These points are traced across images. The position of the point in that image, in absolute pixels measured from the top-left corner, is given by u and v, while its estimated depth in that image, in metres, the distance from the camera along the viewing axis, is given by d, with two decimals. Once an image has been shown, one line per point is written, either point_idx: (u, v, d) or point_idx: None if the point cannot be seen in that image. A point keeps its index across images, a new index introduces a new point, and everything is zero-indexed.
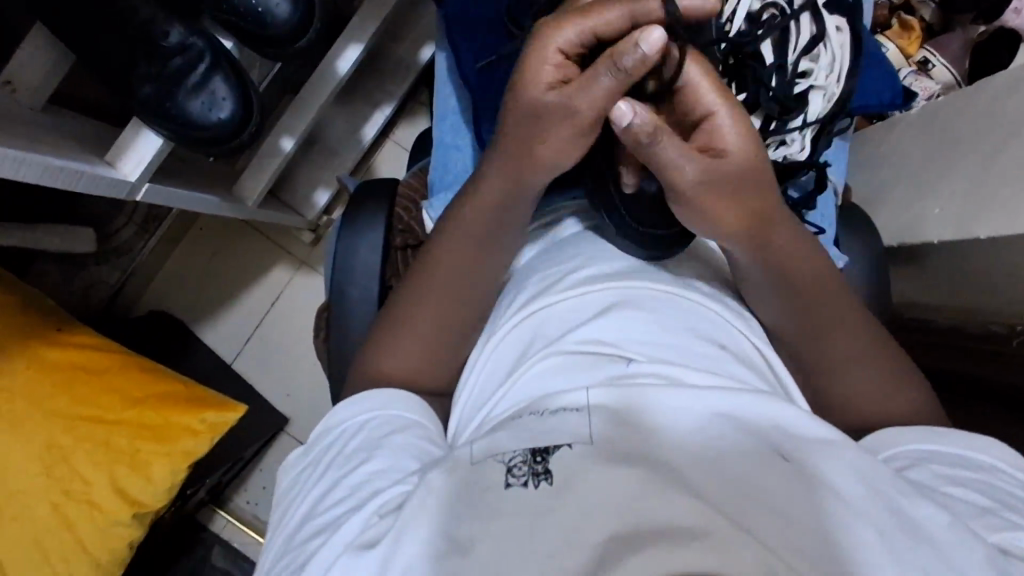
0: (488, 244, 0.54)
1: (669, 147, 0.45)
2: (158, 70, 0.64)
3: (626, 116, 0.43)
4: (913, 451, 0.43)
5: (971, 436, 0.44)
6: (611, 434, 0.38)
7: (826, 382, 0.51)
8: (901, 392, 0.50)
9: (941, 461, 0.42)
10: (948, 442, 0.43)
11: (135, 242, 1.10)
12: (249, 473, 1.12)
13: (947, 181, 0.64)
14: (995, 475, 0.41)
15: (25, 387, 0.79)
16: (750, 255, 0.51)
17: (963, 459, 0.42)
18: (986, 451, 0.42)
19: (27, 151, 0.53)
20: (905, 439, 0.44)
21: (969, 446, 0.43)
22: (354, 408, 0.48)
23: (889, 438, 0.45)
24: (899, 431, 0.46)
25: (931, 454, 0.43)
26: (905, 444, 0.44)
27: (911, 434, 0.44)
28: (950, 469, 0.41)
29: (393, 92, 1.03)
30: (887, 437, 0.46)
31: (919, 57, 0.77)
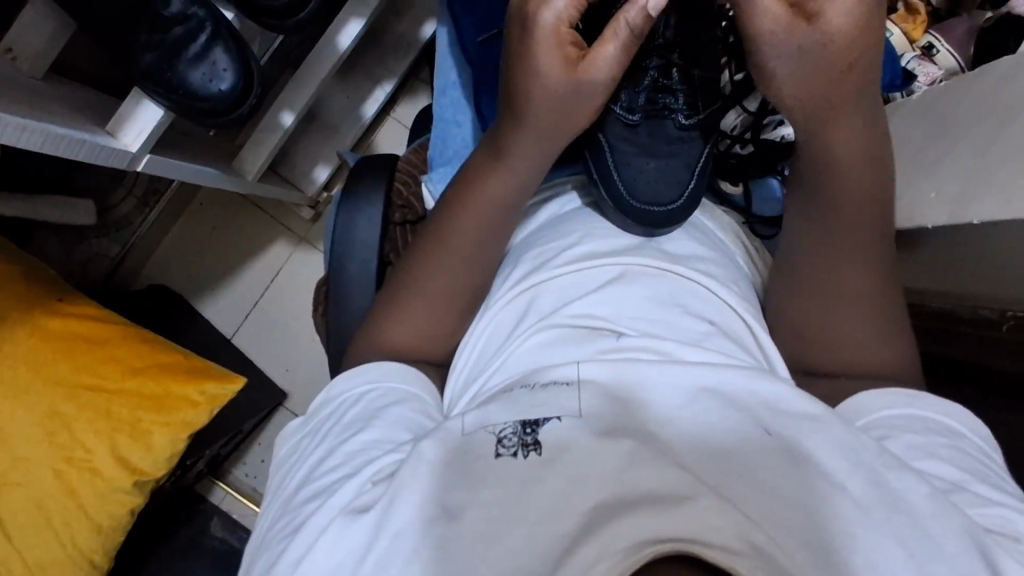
0: (503, 216, 0.54)
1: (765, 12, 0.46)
2: (161, 37, 0.64)
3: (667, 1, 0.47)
4: (888, 417, 0.44)
5: (943, 401, 0.45)
6: (600, 409, 0.39)
7: (829, 341, 0.51)
8: (897, 338, 0.50)
9: (916, 429, 0.42)
10: (919, 407, 0.44)
11: (135, 215, 1.11)
12: (248, 447, 1.14)
13: (944, 167, 0.64)
14: (966, 443, 0.42)
15: (28, 354, 0.80)
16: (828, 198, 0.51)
17: (938, 425, 0.43)
18: (952, 417, 0.44)
19: (29, 118, 0.53)
20: (880, 404, 0.45)
21: (939, 411, 0.44)
22: (353, 378, 0.49)
23: (863, 404, 0.46)
24: (879, 394, 0.46)
25: (903, 421, 0.43)
26: (878, 413, 0.44)
27: (886, 401, 0.45)
28: (923, 438, 0.42)
29: (395, 68, 1.02)
30: (862, 404, 0.46)
31: (924, 42, 0.77)
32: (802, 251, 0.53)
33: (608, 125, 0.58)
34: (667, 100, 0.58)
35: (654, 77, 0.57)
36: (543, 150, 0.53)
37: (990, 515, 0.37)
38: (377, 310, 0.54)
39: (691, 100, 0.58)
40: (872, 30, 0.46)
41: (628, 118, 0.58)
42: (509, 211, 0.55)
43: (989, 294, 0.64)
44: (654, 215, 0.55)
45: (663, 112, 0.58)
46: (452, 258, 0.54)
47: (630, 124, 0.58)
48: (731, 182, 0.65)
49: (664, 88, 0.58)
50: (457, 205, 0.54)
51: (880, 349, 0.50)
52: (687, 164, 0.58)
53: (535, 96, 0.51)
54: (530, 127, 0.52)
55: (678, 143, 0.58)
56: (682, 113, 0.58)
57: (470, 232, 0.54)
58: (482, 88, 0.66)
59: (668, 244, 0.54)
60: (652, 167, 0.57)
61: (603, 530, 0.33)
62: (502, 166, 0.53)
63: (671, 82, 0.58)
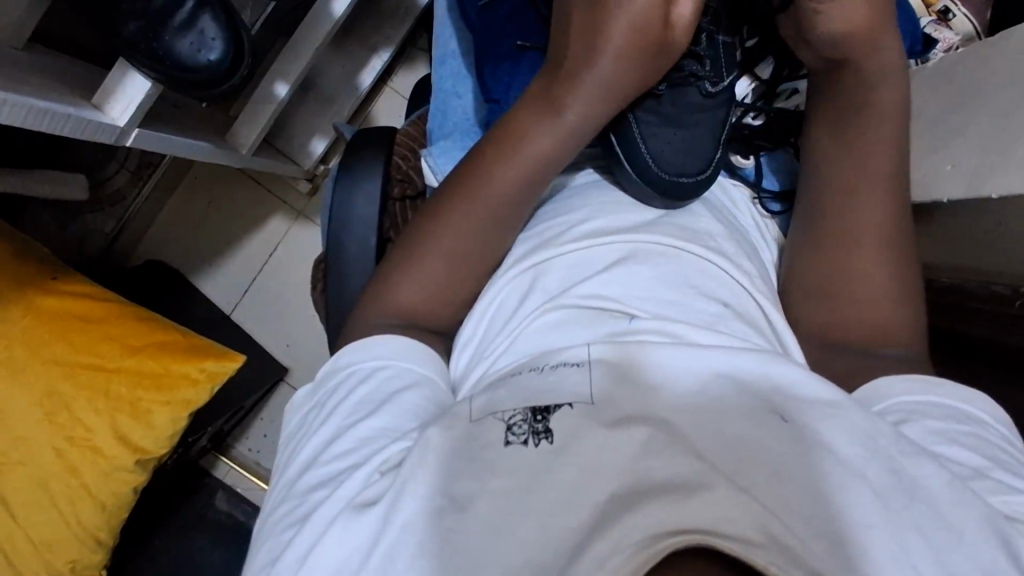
0: (536, 180, 0.53)
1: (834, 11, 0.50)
2: (143, 5, 0.61)
3: None
4: (907, 402, 0.43)
5: (965, 390, 0.43)
6: (612, 391, 0.38)
7: (851, 311, 0.50)
8: (912, 307, 0.50)
9: (936, 414, 0.41)
10: (941, 395, 0.43)
11: (127, 190, 1.09)
12: (250, 421, 1.14)
13: (962, 136, 0.62)
14: (987, 430, 0.41)
15: (24, 333, 0.79)
16: (866, 158, 0.52)
17: (959, 412, 0.42)
18: (972, 403, 0.42)
19: (11, 92, 0.51)
20: (900, 390, 0.43)
21: (959, 398, 0.43)
22: (364, 352, 0.47)
23: (883, 388, 0.44)
24: (898, 380, 0.44)
25: (923, 407, 0.42)
26: (898, 397, 0.43)
27: (908, 385, 0.44)
28: (943, 424, 0.40)
29: (392, 36, 0.99)
30: (879, 388, 0.44)
31: (940, 6, 0.73)
32: (832, 224, 0.52)
33: (637, 100, 0.56)
34: (693, 67, 0.56)
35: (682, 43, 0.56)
36: (585, 111, 0.52)
37: (1011, 502, 0.35)
38: (383, 275, 0.52)
39: (717, 67, 0.57)
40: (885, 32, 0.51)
41: (654, 88, 0.56)
42: (542, 172, 0.53)
43: (1004, 269, 0.64)
44: (679, 186, 0.53)
45: (689, 80, 0.56)
46: (474, 212, 0.51)
47: (657, 94, 0.56)
48: (742, 156, 0.62)
49: (691, 54, 0.56)
50: (483, 152, 0.52)
51: (901, 322, 0.49)
52: (710, 132, 0.57)
53: (602, 46, 0.50)
54: (588, 74, 0.51)
55: (703, 111, 0.57)
56: (708, 79, 0.57)
57: (494, 198, 0.51)
58: (483, 57, 0.63)
59: (682, 220, 0.52)
60: (678, 138, 0.55)
61: (619, 521, 0.33)
62: (533, 114, 0.52)
63: (699, 48, 0.56)
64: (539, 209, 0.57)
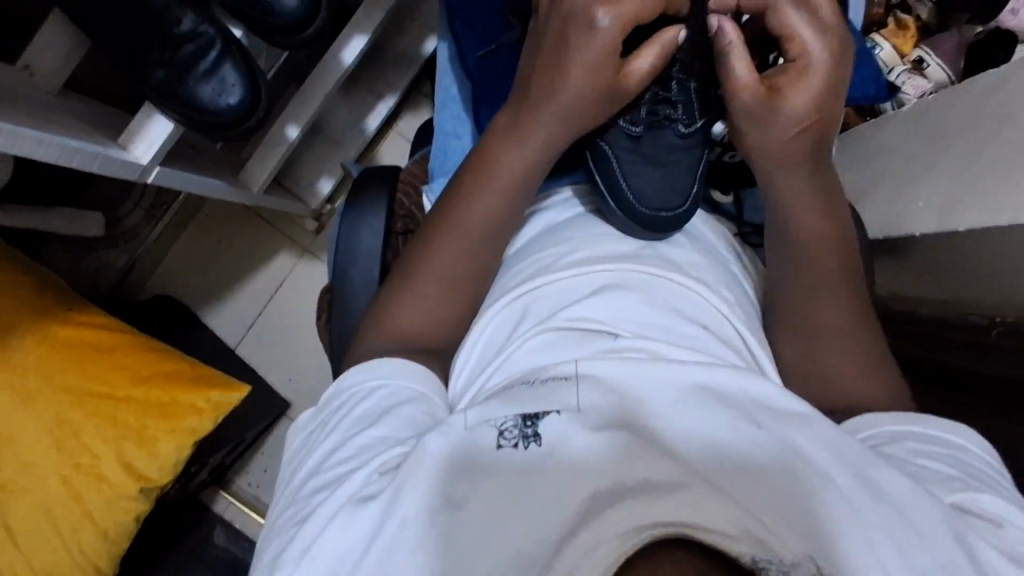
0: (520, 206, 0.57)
1: (737, 70, 0.53)
2: (171, 55, 0.65)
3: (782, 28, 0.53)
4: (890, 430, 0.45)
5: (946, 421, 0.45)
6: (597, 402, 0.40)
7: (827, 348, 0.52)
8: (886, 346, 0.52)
9: (915, 438, 0.43)
10: (921, 424, 0.45)
11: (142, 228, 1.13)
12: (251, 456, 1.15)
13: (932, 177, 0.67)
14: (967, 453, 0.42)
15: (38, 361, 0.81)
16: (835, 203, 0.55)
17: (941, 437, 0.43)
18: (955, 433, 0.44)
19: (46, 131, 0.54)
20: (884, 421, 0.45)
21: (944, 427, 0.44)
22: (364, 374, 0.49)
23: (868, 420, 0.46)
24: (881, 414, 0.46)
25: (904, 432, 0.44)
26: (881, 425, 0.45)
27: (890, 416, 0.46)
28: (922, 444, 0.43)
29: (397, 83, 1.05)
30: (864, 422, 0.46)
31: (914, 57, 0.89)
32: (816, 248, 0.55)
33: (610, 135, 0.60)
34: (667, 111, 0.60)
35: (654, 90, 0.59)
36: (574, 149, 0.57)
37: (980, 501, 0.38)
38: (383, 299, 0.55)
39: (689, 109, 0.60)
40: (803, 139, 0.53)
41: (632, 131, 0.60)
42: (524, 193, 0.57)
43: (981, 300, 0.67)
44: (659, 220, 0.56)
45: (663, 123, 0.60)
46: (470, 240, 0.55)
47: (634, 136, 0.60)
48: (722, 192, 0.67)
49: (663, 99, 0.60)
50: (477, 186, 0.56)
51: (877, 359, 0.52)
52: (688, 170, 0.60)
53: (589, 89, 0.55)
54: (570, 112, 0.55)
55: (679, 150, 0.60)
56: (682, 122, 0.60)
57: (489, 226, 0.56)
58: (482, 104, 0.68)
59: (666, 249, 0.56)
60: (658, 176, 0.59)
61: (602, 515, 0.34)
62: (524, 153, 0.56)
63: (671, 94, 0.59)
64: (532, 238, 0.61)
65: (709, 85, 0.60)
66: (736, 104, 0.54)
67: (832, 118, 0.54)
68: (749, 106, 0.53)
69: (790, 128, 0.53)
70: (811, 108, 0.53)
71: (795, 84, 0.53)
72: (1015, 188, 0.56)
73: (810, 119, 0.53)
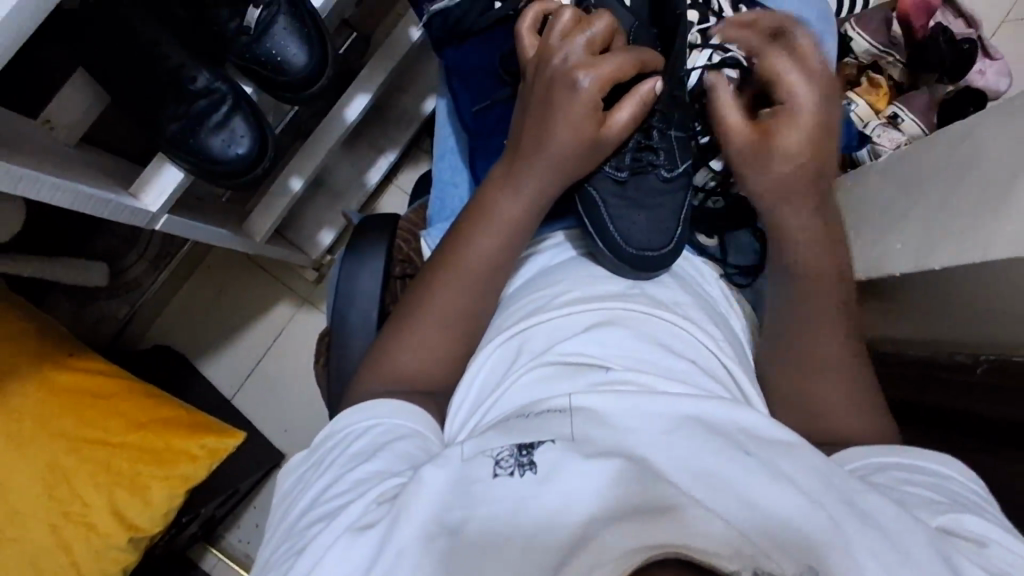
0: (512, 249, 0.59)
1: (731, 111, 0.59)
2: (185, 109, 0.69)
3: (782, 73, 0.58)
4: (878, 460, 0.46)
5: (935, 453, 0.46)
6: (591, 433, 0.41)
7: (816, 390, 0.54)
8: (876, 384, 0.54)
9: (903, 468, 0.45)
10: (909, 455, 0.46)
11: (144, 278, 1.15)
12: (243, 510, 1.13)
13: (908, 223, 0.70)
14: (954, 482, 0.43)
15: (34, 407, 0.81)
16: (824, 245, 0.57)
17: (928, 468, 0.44)
18: (943, 465, 0.45)
19: (63, 178, 0.57)
20: (872, 453, 0.47)
21: (933, 460, 0.45)
22: (358, 414, 0.50)
23: (856, 452, 0.47)
24: (871, 447, 0.48)
25: (892, 462, 0.45)
26: (869, 456, 0.46)
27: (878, 448, 0.47)
28: (909, 473, 0.44)
29: (398, 139, 1.10)
30: (853, 453, 0.48)
31: (890, 112, 0.98)
32: (801, 288, 0.57)
33: (597, 179, 0.63)
34: (650, 158, 0.63)
35: (637, 138, 0.63)
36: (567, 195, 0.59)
37: (963, 521, 0.39)
38: (381, 340, 0.57)
39: (671, 155, 0.63)
40: (801, 175, 0.57)
41: (617, 176, 0.63)
42: (518, 235, 0.60)
43: (963, 341, 0.69)
44: (645, 260, 0.59)
45: (647, 168, 0.63)
46: (468, 281, 0.57)
47: (619, 181, 0.63)
48: (705, 236, 0.69)
49: (647, 147, 0.63)
50: (473, 231, 0.59)
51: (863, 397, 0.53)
52: (673, 213, 0.63)
53: (577, 139, 0.58)
54: (560, 160, 0.59)
55: (664, 194, 0.63)
56: (664, 167, 0.63)
57: (483, 266, 0.58)
58: (477, 155, 0.72)
59: (652, 289, 0.58)
60: (645, 218, 0.62)
61: (596, 540, 0.34)
62: (518, 196, 0.59)
63: (653, 141, 0.63)
64: (528, 279, 0.63)
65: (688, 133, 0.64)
66: (737, 138, 0.59)
67: (829, 160, 0.57)
68: (754, 138, 0.58)
69: (785, 161, 0.57)
70: (805, 146, 0.56)
71: (785, 126, 0.57)
72: (985, 229, 0.59)
73: (803, 158, 0.56)
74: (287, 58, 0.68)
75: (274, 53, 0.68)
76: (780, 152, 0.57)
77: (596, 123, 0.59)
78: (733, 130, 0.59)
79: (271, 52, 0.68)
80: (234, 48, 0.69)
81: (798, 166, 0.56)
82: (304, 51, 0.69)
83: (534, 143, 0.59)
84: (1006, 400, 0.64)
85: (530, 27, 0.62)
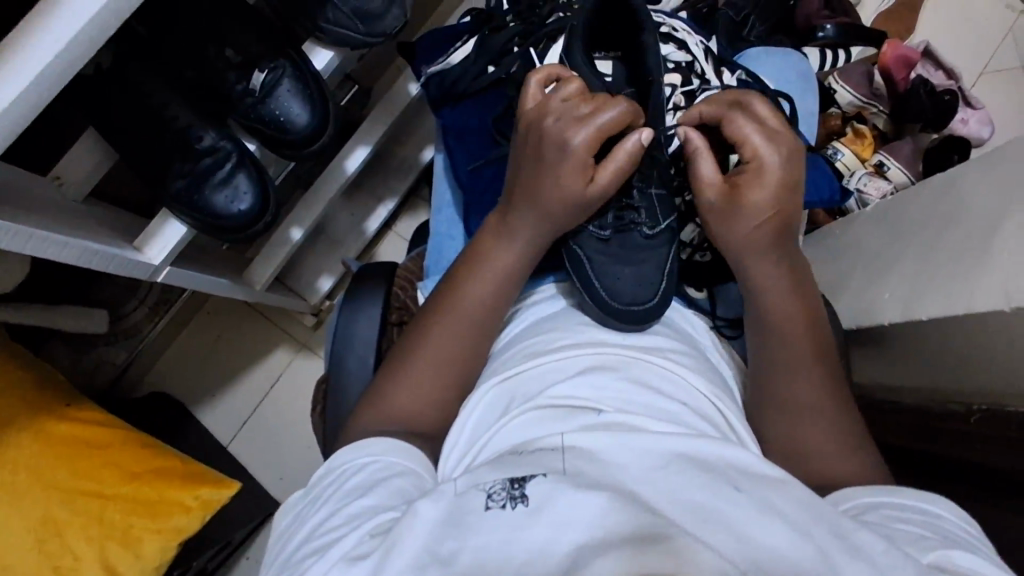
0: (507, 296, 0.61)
1: (702, 167, 0.61)
2: (191, 167, 0.71)
3: (749, 134, 0.59)
4: (869, 499, 0.47)
5: (921, 491, 0.46)
6: (582, 467, 0.42)
7: (806, 439, 0.54)
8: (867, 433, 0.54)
9: (893, 506, 0.45)
10: (900, 494, 0.46)
11: (144, 324, 1.15)
12: (235, 561, 1.11)
13: (895, 271, 0.72)
14: (944, 518, 0.44)
15: (27, 457, 0.80)
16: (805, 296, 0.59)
17: (918, 506, 0.45)
18: (932, 502, 0.45)
19: (72, 236, 0.59)
20: (862, 493, 0.48)
21: (921, 498, 0.45)
22: (357, 452, 0.50)
23: (849, 493, 0.48)
24: (862, 488, 0.48)
25: (882, 500, 0.46)
26: (861, 496, 0.47)
27: (868, 488, 0.48)
28: (899, 511, 0.44)
29: (397, 188, 1.12)
30: (846, 493, 0.49)
31: (876, 160, 1.01)
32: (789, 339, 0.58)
33: (581, 237, 0.65)
34: (631, 216, 0.66)
35: (617, 199, 0.66)
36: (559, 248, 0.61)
37: (953, 556, 0.40)
38: (374, 392, 0.57)
39: (651, 213, 0.66)
40: (768, 231, 0.59)
41: (600, 234, 0.65)
42: (511, 284, 0.61)
43: (956, 387, 0.69)
44: (632, 313, 0.60)
45: (629, 226, 0.66)
46: (462, 333, 0.59)
47: (602, 238, 0.65)
48: (696, 288, 0.71)
49: (628, 206, 0.66)
50: (467, 277, 0.60)
51: (854, 443, 0.54)
52: (657, 267, 0.65)
53: (569, 195, 0.60)
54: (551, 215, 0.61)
55: (647, 250, 0.65)
56: (646, 225, 0.65)
57: (475, 314, 0.59)
58: (472, 208, 0.74)
59: (640, 337, 0.59)
60: (629, 273, 0.63)
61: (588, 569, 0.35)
62: (512, 249, 0.61)
63: (632, 201, 0.66)
64: (521, 326, 0.64)
65: (669, 190, 0.67)
66: (707, 195, 0.61)
67: (792, 215, 0.59)
68: (722, 197, 0.60)
69: (752, 220, 0.58)
70: (771, 203, 0.58)
71: (751, 184, 0.58)
72: (968, 278, 0.61)
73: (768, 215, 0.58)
74: (290, 117, 0.71)
75: (278, 113, 0.71)
76: (751, 211, 0.58)
77: (585, 181, 0.60)
78: (705, 187, 0.61)
79: (274, 112, 0.71)
80: (239, 108, 0.72)
81: (767, 224, 0.58)
82: (306, 111, 0.71)
83: (526, 200, 0.61)
84: (999, 447, 0.64)
85: (539, 83, 0.64)
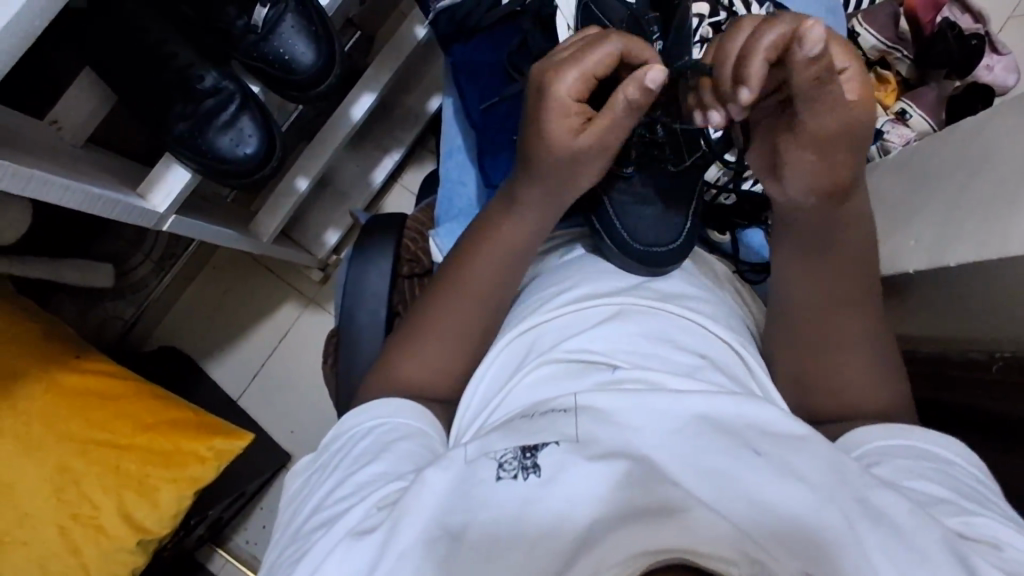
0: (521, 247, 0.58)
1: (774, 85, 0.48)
2: (193, 108, 0.69)
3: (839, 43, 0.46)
4: (880, 445, 0.46)
5: (932, 433, 0.46)
6: (596, 432, 0.41)
7: (826, 388, 0.53)
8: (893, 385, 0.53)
9: (906, 454, 0.44)
10: (911, 437, 0.46)
11: (149, 278, 1.15)
12: (250, 511, 1.13)
13: (920, 218, 0.69)
14: (952, 467, 0.43)
15: (40, 410, 0.80)
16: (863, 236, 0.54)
17: (931, 454, 0.44)
18: (940, 446, 0.45)
19: (72, 179, 0.57)
20: (872, 436, 0.47)
21: (932, 442, 0.45)
22: (360, 416, 0.51)
23: (858, 436, 0.47)
24: (870, 429, 0.47)
25: (891, 447, 0.45)
26: (872, 442, 0.46)
27: (880, 430, 0.47)
28: (911, 462, 0.44)
29: (404, 138, 1.09)
30: (856, 436, 0.48)
31: (899, 107, 0.96)
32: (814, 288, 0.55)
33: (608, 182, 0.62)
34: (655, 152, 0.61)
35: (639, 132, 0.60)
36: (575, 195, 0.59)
37: (971, 522, 0.39)
38: (391, 349, 0.56)
39: (677, 150, 0.61)
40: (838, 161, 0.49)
41: (624, 172, 0.62)
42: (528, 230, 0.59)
43: (978, 337, 0.68)
44: (655, 255, 0.59)
45: (653, 162, 0.62)
46: (480, 296, 0.56)
47: (627, 176, 0.62)
48: (719, 231, 0.70)
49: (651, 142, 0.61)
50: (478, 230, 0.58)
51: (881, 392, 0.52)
52: (682, 207, 0.62)
53: None
54: None
55: (672, 189, 0.62)
56: (670, 162, 0.62)
57: (490, 260, 0.57)
58: (484, 151, 0.72)
59: (663, 282, 0.58)
60: (652, 212, 0.61)
61: (603, 542, 0.35)
62: (523, 218, 0.56)
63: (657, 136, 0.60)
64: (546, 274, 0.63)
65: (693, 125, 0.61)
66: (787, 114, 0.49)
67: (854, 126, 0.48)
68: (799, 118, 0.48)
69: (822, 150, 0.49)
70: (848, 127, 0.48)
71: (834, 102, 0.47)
72: (1001, 223, 0.58)
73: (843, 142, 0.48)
74: (295, 57, 0.68)
75: (283, 51, 0.68)
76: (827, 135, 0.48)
77: (571, 132, 0.51)
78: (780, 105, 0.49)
79: (279, 50, 0.68)
80: (241, 46, 0.68)
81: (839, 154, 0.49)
82: (312, 49, 0.68)
83: None
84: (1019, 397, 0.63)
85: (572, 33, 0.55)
